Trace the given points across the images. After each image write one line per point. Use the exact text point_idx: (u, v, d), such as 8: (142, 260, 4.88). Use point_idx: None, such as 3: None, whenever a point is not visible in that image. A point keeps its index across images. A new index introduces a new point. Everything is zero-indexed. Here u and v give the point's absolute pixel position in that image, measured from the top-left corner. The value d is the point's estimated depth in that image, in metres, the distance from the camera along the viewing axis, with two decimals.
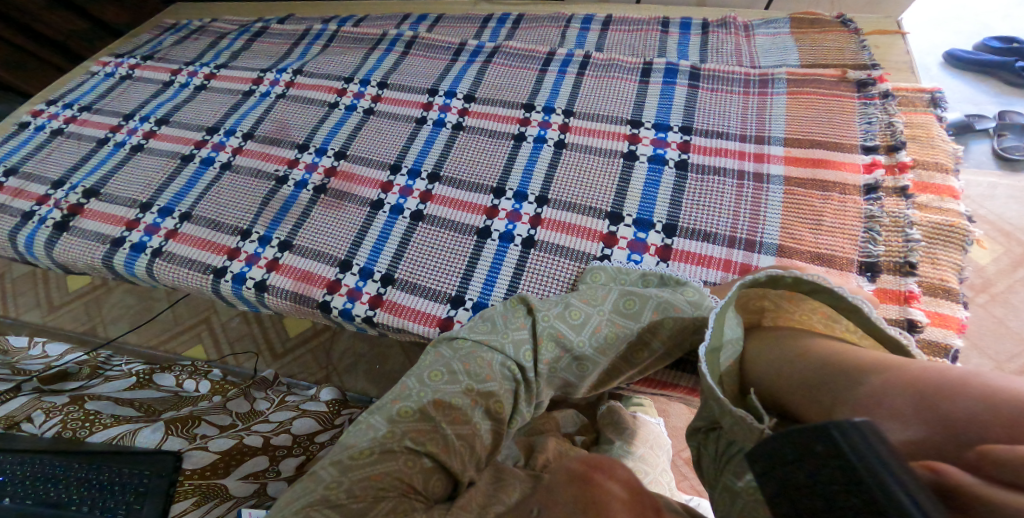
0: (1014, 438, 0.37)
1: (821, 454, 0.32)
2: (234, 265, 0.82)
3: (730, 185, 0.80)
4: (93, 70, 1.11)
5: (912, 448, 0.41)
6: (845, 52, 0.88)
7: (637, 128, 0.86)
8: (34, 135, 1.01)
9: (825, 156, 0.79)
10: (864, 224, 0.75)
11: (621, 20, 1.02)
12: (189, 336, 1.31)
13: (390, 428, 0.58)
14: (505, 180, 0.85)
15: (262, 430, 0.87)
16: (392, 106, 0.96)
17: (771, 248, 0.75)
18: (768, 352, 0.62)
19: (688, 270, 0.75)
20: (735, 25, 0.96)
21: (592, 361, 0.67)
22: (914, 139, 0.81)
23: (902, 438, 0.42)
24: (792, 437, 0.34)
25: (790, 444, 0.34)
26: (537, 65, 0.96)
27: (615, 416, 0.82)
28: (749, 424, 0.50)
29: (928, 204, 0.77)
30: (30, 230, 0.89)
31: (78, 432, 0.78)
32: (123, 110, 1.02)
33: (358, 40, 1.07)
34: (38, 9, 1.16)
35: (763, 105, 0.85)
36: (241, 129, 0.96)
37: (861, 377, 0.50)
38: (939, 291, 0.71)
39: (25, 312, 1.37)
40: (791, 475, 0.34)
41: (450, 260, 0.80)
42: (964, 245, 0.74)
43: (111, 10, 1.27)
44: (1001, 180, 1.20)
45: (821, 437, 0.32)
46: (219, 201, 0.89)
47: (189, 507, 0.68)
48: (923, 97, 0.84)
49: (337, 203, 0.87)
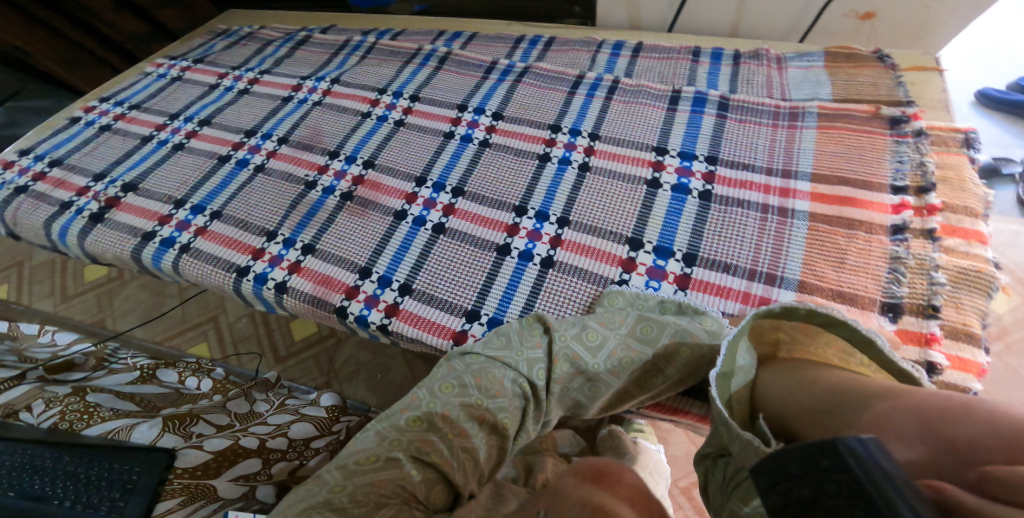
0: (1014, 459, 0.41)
1: (826, 468, 0.36)
2: (257, 265, 0.82)
3: (753, 218, 0.78)
4: (147, 70, 1.13)
5: (914, 467, 0.45)
6: (880, 87, 0.88)
7: (662, 155, 0.86)
8: (83, 130, 1.03)
9: (853, 195, 0.78)
10: (889, 265, 0.73)
11: (651, 47, 1.03)
12: (196, 333, 1.30)
13: (397, 437, 0.57)
14: (527, 199, 0.85)
15: (259, 431, 0.84)
16: (422, 119, 0.97)
17: (792, 283, 0.73)
18: (778, 380, 0.61)
19: (707, 301, 0.73)
20: (768, 56, 0.96)
21: (605, 383, 0.66)
22: (945, 181, 0.79)
23: (905, 458, 0.46)
24: (799, 454, 0.39)
25: (796, 461, 0.39)
26: (565, 88, 0.97)
27: (616, 441, 0.77)
28: (756, 447, 0.52)
29: (955, 248, 0.74)
30: (66, 219, 0.90)
31: (74, 424, 0.79)
32: (170, 110, 1.04)
33: (394, 54, 1.09)
34: (107, 11, 1.21)
35: (792, 139, 0.84)
36: (278, 134, 0.98)
37: (867, 403, 0.52)
38: (961, 335, 0.69)
39: (39, 301, 1.38)
40: (795, 489, 0.38)
41: (468, 274, 0.79)
42: (990, 291, 0.71)
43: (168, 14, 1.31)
44: None
45: (827, 453, 0.37)
46: (250, 202, 0.89)
47: (176, 507, 0.68)
48: (956, 138, 0.82)
49: (362, 210, 0.87)
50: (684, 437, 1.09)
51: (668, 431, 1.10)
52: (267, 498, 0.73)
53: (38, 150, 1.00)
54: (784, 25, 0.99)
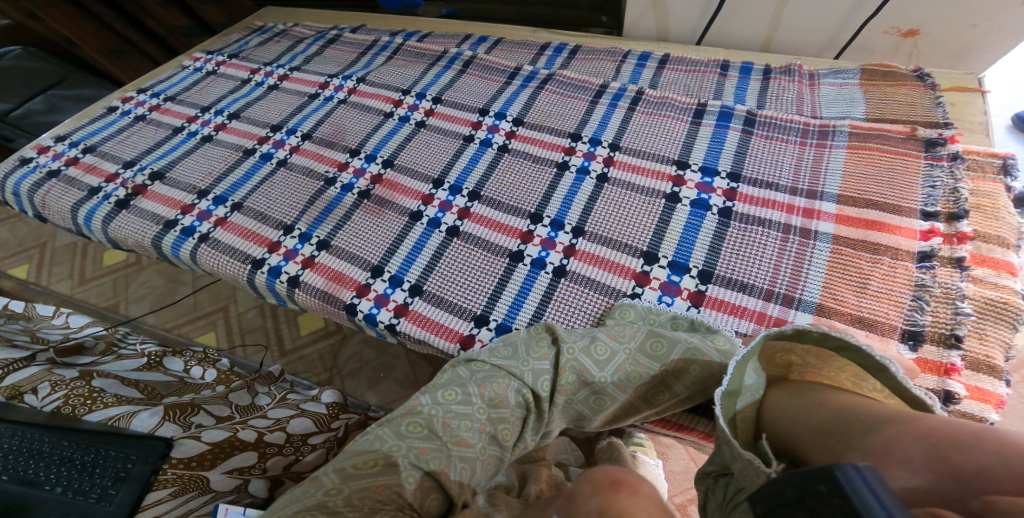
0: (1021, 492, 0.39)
1: (824, 495, 0.33)
2: (273, 258, 0.82)
3: (774, 238, 0.76)
4: (185, 64, 1.14)
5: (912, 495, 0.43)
6: (917, 107, 0.85)
7: (682, 169, 0.84)
8: (119, 119, 1.04)
9: (879, 219, 0.75)
10: (913, 292, 0.69)
11: (679, 59, 1.01)
12: (205, 322, 1.31)
13: (396, 443, 0.55)
14: (543, 207, 0.83)
15: (258, 425, 0.83)
16: (444, 122, 0.96)
17: (810, 306, 0.70)
18: (787, 401, 0.59)
19: (721, 319, 0.71)
20: (800, 72, 0.94)
21: (611, 397, 0.64)
22: (978, 208, 0.76)
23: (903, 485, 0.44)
24: (795, 479, 0.35)
25: (792, 486, 0.35)
26: (588, 96, 0.96)
27: (616, 453, 0.75)
28: (757, 468, 0.50)
29: (983, 279, 0.71)
30: (93, 205, 0.91)
31: (77, 409, 0.79)
32: (202, 103, 1.05)
33: (420, 55, 1.09)
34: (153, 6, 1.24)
35: (820, 157, 0.82)
36: (302, 130, 0.98)
37: (874, 426, 0.49)
38: (983, 366, 0.66)
39: (57, 282, 1.40)
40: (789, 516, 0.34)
41: (479, 279, 0.77)
42: (1016, 324, 0.68)
43: (209, 9, 1.30)
44: None
45: (825, 478, 0.33)
46: (270, 195, 0.89)
47: (166, 498, 0.69)
48: (993, 163, 0.79)
49: (378, 209, 0.86)
50: (684, 452, 1.06)
51: (668, 445, 1.07)
52: (258, 492, 0.71)
53: (73, 137, 1.02)
54: (819, 42, 0.97)
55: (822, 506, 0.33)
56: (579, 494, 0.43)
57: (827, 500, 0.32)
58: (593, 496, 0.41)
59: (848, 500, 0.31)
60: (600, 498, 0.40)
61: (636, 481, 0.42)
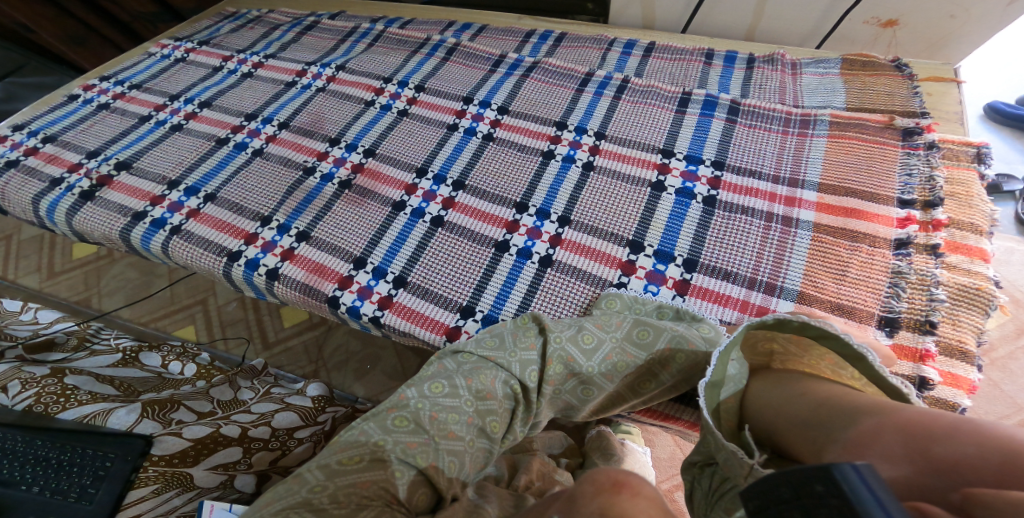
0: (1001, 484, 0.40)
1: (821, 494, 0.33)
2: (250, 250, 0.80)
3: (757, 226, 0.77)
4: (151, 51, 1.09)
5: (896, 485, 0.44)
6: (896, 97, 0.86)
7: (667, 158, 0.84)
8: (81, 108, 1.00)
9: (858, 207, 0.76)
10: (890, 279, 0.71)
11: (664, 47, 1.01)
12: (183, 315, 1.27)
13: (383, 437, 0.54)
14: (528, 196, 0.83)
15: (241, 420, 0.82)
16: (427, 110, 0.94)
17: (791, 293, 0.71)
18: (769, 391, 0.60)
19: (705, 308, 0.72)
20: (782, 62, 0.95)
21: (598, 386, 0.64)
22: (953, 196, 0.78)
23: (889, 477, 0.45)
24: (788, 477, 0.35)
25: (786, 485, 0.34)
26: (574, 84, 0.95)
27: (603, 441, 0.77)
28: (740, 459, 0.52)
29: (957, 265, 0.73)
30: (56, 196, 0.87)
31: (50, 407, 0.76)
32: (171, 91, 1.01)
33: (402, 43, 1.06)
34: None
35: (801, 146, 0.83)
36: (279, 118, 0.95)
37: (856, 418, 0.51)
38: (956, 352, 0.68)
39: (23, 276, 1.35)
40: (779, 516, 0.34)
41: (464, 269, 0.77)
42: (988, 310, 0.70)
43: None
44: (1019, 245, 1.17)
45: (822, 477, 0.33)
46: (246, 185, 0.87)
47: (148, 496, 0.67)
48: (968, 151, 0.81)
49: (360, 199, 0.84)
50: (669, 439, 1.08)
51: (654, 433, 1.09)
52: (245, 487, 0.71)
53: (32, 126, 0.97)
54: (803, 31, 0.98)
55: (818, 507, 0.32)
56: (578, 494, 0.43)
57: (824, 500, 0.32)
58: (596, 495, 0.41)
59: (846, 499, 0.31)
60: (601, 499, 0.40)
61: (637, 481, 0.42)
